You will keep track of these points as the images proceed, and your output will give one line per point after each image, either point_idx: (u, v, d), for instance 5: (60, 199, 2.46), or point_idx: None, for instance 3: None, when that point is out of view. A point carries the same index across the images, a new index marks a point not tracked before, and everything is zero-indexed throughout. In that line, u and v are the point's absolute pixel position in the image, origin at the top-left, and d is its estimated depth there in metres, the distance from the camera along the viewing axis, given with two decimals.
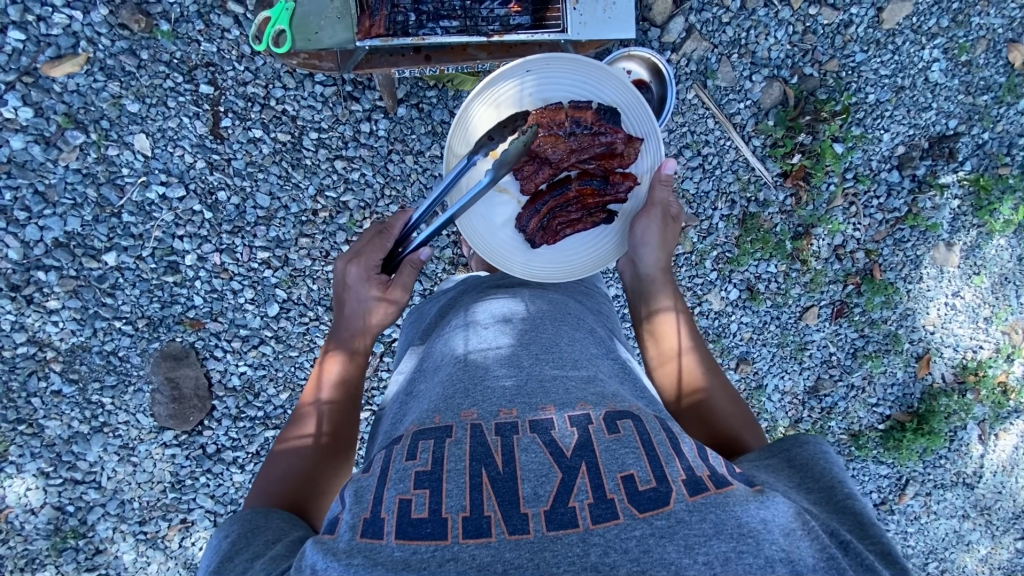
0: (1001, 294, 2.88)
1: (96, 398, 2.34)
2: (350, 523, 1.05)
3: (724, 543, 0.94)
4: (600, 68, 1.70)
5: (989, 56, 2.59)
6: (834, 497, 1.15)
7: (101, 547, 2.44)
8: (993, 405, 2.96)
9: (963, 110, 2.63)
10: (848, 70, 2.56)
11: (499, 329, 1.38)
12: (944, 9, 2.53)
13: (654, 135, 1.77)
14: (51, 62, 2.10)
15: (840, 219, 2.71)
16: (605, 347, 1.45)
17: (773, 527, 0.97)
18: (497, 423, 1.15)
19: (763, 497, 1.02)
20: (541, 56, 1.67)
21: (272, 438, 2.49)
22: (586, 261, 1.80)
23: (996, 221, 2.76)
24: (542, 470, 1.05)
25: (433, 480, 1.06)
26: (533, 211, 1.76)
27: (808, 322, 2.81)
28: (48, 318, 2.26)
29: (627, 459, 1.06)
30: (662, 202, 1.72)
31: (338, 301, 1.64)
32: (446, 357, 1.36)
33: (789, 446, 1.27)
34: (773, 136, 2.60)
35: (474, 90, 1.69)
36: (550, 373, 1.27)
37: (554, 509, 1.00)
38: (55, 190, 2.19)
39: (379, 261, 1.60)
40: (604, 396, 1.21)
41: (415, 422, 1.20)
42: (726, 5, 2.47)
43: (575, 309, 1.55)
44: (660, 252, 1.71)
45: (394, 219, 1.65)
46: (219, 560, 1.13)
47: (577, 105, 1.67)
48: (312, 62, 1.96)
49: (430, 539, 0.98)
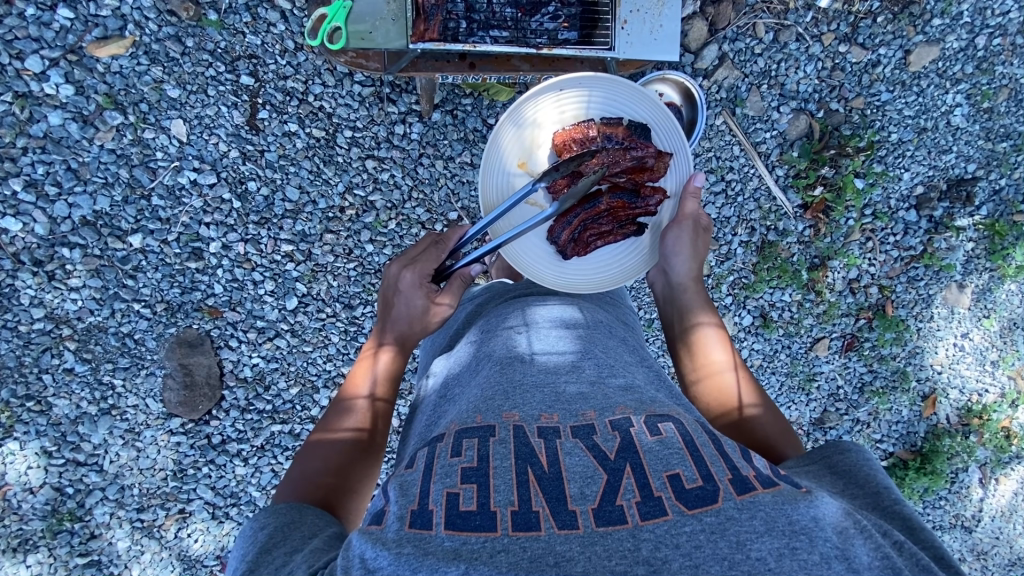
0: (1009, 338, 2.91)
1: (107, 379, 2.32)
2: (398, 513, 1.04)
3: (776, 540, 0.93)
4: (631, 87, 1.73)
5: (1010, 104, 2.64)
6: (880, 503, 1.15)
7: (96, 532, 2.40)
8: (995, 449, 2.97)
9: (981, 155, 2.68)
10: (874, 108, 2.61)
11: (537, 336, 1.41)
12: (970, 56, 2.59)
13: (683, 152, 1.80)
14: (97, 43, 2.12)
15: (856, 254, 2.74)
16: (639, 356, 1.47)
17: (826, 525, 0.97)
18: (540, 426, 1.16)
19: (812, 496, 1.02)
20: (575, 76, 1.71)
21: (278, 433, 2.47)
22: (612, 275, 1.82)
23: (1009, 266, 2.79)
24: (588, 471, 1.05)
25: (480, 475, 1.07)
26: (565, 223, 1.74)
27: (818, 353, 2.83)
28: (68, 295, 2.26)
29: (671, 460, 1.06)
30: (692, 215, 1.76)
31: (385, 305, 1.66)
32: (486, 361, 1.38)
33: (831, 453, 1.28)
34: (796, 167, 2.64)
35: (510, 109, 1.73)
36: (589, 380, 1.28)
37: (601, 506, 0.99)
38: (88, 168, 2.20)
39: (433, 270, 1.64)
40: (642, 402, 1.23)
41: (456, 421, 1.21)
42: (759, 36, 2.52)
43: (607, 319, 1.59)
44: (692, 262, 1.73)
45: (450, 233, 1.71)
46: (258, 551, 1.14)
47: (609, 122, 1.74)
48: (359, 61, 2.01)
49: (480, 530, 0.98)
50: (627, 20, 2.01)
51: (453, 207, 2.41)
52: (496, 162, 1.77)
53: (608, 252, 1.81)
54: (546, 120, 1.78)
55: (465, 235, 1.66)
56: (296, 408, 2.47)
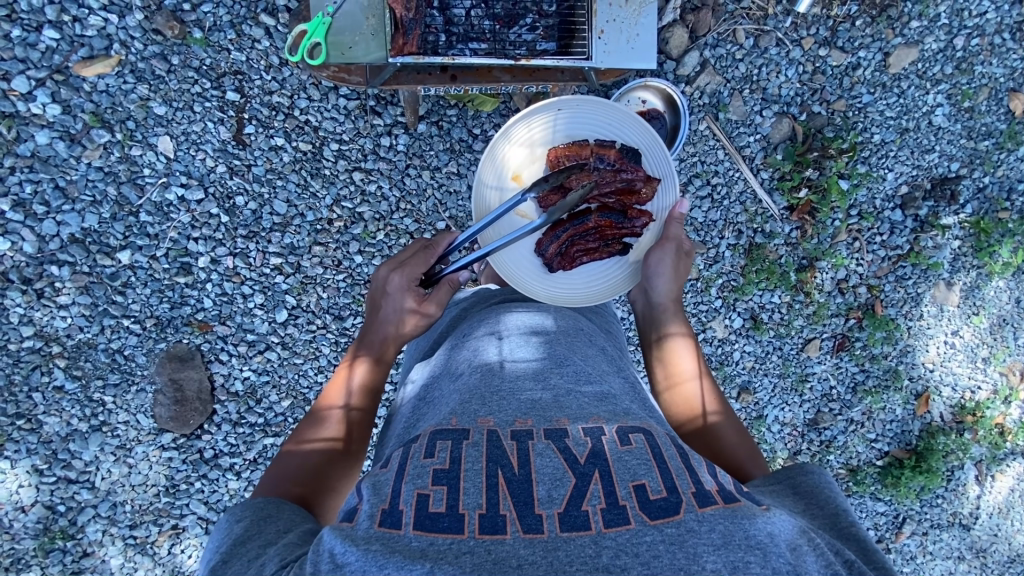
0: (1000, 335, 2.92)
1: (98, 396, 2.33)
2: (369, 511, 1.05)
3: (731, 553, 0.94)
4: (625, 111, 1.76)
5: (991, 104, 2.67)
6: (837, 524, 1.16)
7: (89, 550, 2.39)
8: (990, 446, 2.97)
9: (964, 154, 2.71)
10: (856, 110, 2.64)
11: (515, 342, 1.42)
12: (949, 57, 2.62)
13: (672, 177, 1.80)
14: (83, 62, 2.14)
15: (844, 254, 2.75)
16: (617, 366, 1.48)
17: (781, 541, 0.98)
18: (513, 430, 1.16)
19: (770, 513, 1.03)
20: (572, 96, 1.74)
21: (271, 446, 2.47)
22: (597, 289, 1.81)
23: (996, 263, 2.81)
24: (557, 474, 1.06)
25: (451, 478, 1.07)
26: (553, 236, 1.75)
27: (810, 354, 2.84)
28: (57, 312, 2.26)
29: (639, 470, 1.07)
30: (676, 237, 1.75)
31: (373, 306, 1.67)
32: (464, 365, 1.38)
33: (794, 474, 1.27)
34: (781, 170, 2.66)
35: (506, 123, 1.75)
36: (565, 386, 1.29)
37: (567, 511, 1.00)
38: (76, 186, 2.21)
39: (420, 275, 1.64)
40: (616, 412, 1.24)
41: (432, 424, 1.22)
42: (740, 42, 2.56)
43: (587, 327, 1.60)
44: (673, 283, 1.72)
45: (440, 238, 1.71)
46: (232, 543, 1.14)
47: (602, 143, 1.73)
48: (341, 75, 2.03)
49: (447, 533, 0.99)
50: (604, 30, 2.05)
51: (440, 217, 2.42)
52: (489, 174, 1.79)
53: (594, 267, 1.82)
54: (542, 137, 1.80)
55: (454, 242, 1.67)
56: (288, 421, 2.47)
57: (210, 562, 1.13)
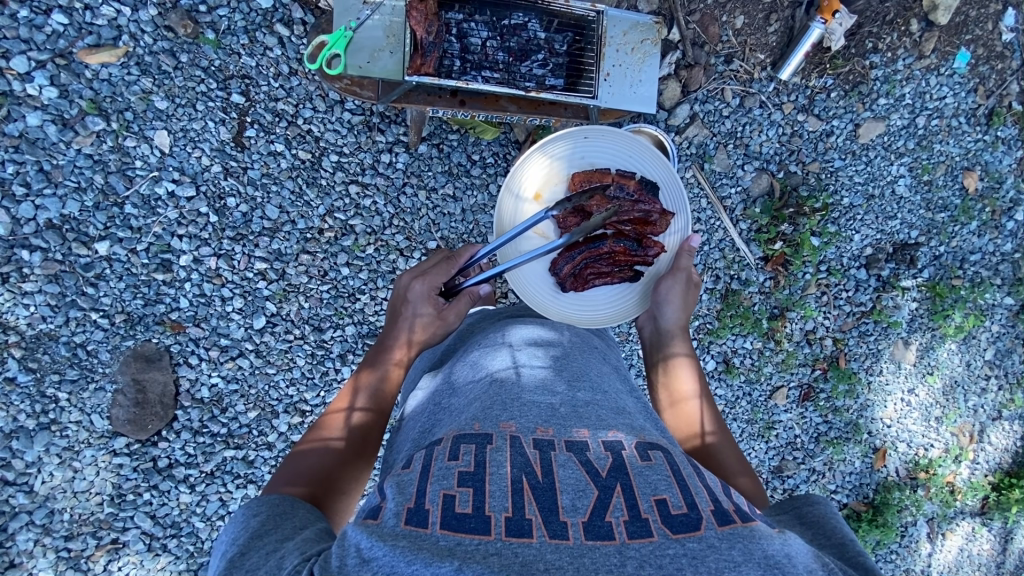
0: (952, 396, 3.07)
1: (51, 392, 2.20)
2: (395, 510, 1.04)
3: (753, 570, 0.94)
4: (645, 146, 1.85)
5: (947, 178, 2.90)
6: (846, 553, 1.19)
7: (16, 560, 2.21)
8: (941, 503, 3.09)
9: (923, 223, 2.91)
10: (828, 173, 2.82)
11: (532, 356, 1.47)
12: (911, 133, 2.84)
13: (685, 212, 1.90)
14: (88, 49, 2.12)
15: (813, 306, 2.89)
16: (629, 386, 1.54)
17: (797, 563, 1.00)
18: (535, 438, 1.18)
19: (785, 535, 1.06)
20: (599, 126, 1.84)
21: (230, 458, 2.36)
22: (607, 313, 1.90)
23: (950, 325, 2.98)
24: (580, 485, 1.07)
25: (477, 480, 1.07)
26: (568, 257, 1.82)
27: (777, 401, 2.93)
28: (20, 300, 2.16)
29: (659, 485, 1.09)
30: (686, 269, 1.85)
31: (393, 313, 1.74)
32: (482, 374, 1.41)
33: (802, 504, 1.36)
34: (759, 222, 2.80)
35: (537, 143, 1.84)
36: (583, 400, 1.33)
37: (591, 520, 1.00)
38: (61, 171, 2.16)
39: (440, 285, 1.72)
40: (633, 427, 1.27)
41: (454, 429, 1.23)
42: (726, 100, 2.72)
43: (599, 346, 1.70)
44: (681, 312, 1.84)
45: (463, 250, 1.79)
46: (249, 536, 1.14)
47: (623, 173, 1.84)
48: (353, 88, 2.11)
49: (473, 533, 0.98)
50: (610, 73, 2.21)
51: (432, 236, 2.44)
52: (514, 189, 1.87)
53: (605, 291, 1.90)
54: (566, 160, 1.89)
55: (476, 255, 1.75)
56: (253, 434, 2.37)
57: (226, 556, 1.12)
